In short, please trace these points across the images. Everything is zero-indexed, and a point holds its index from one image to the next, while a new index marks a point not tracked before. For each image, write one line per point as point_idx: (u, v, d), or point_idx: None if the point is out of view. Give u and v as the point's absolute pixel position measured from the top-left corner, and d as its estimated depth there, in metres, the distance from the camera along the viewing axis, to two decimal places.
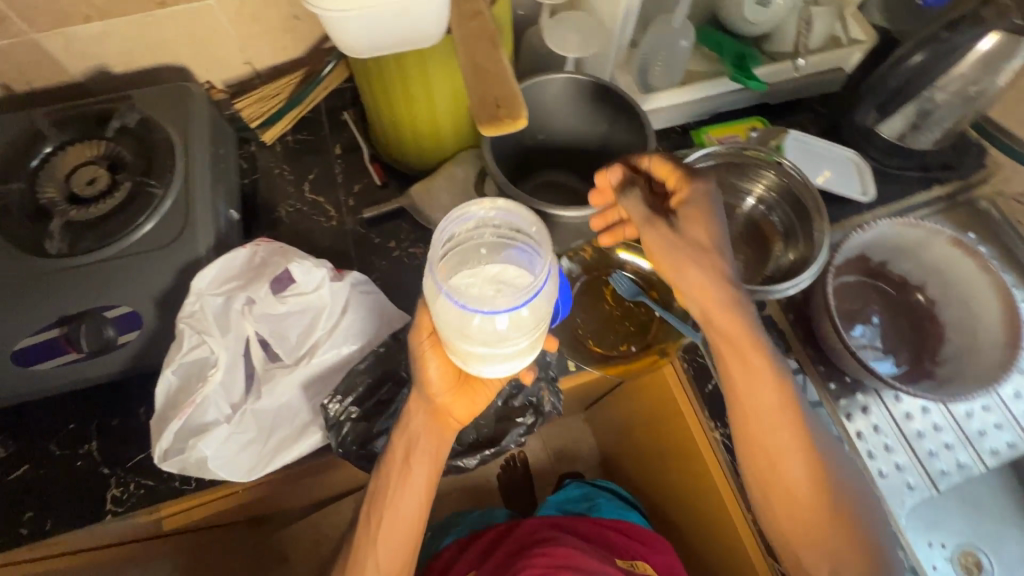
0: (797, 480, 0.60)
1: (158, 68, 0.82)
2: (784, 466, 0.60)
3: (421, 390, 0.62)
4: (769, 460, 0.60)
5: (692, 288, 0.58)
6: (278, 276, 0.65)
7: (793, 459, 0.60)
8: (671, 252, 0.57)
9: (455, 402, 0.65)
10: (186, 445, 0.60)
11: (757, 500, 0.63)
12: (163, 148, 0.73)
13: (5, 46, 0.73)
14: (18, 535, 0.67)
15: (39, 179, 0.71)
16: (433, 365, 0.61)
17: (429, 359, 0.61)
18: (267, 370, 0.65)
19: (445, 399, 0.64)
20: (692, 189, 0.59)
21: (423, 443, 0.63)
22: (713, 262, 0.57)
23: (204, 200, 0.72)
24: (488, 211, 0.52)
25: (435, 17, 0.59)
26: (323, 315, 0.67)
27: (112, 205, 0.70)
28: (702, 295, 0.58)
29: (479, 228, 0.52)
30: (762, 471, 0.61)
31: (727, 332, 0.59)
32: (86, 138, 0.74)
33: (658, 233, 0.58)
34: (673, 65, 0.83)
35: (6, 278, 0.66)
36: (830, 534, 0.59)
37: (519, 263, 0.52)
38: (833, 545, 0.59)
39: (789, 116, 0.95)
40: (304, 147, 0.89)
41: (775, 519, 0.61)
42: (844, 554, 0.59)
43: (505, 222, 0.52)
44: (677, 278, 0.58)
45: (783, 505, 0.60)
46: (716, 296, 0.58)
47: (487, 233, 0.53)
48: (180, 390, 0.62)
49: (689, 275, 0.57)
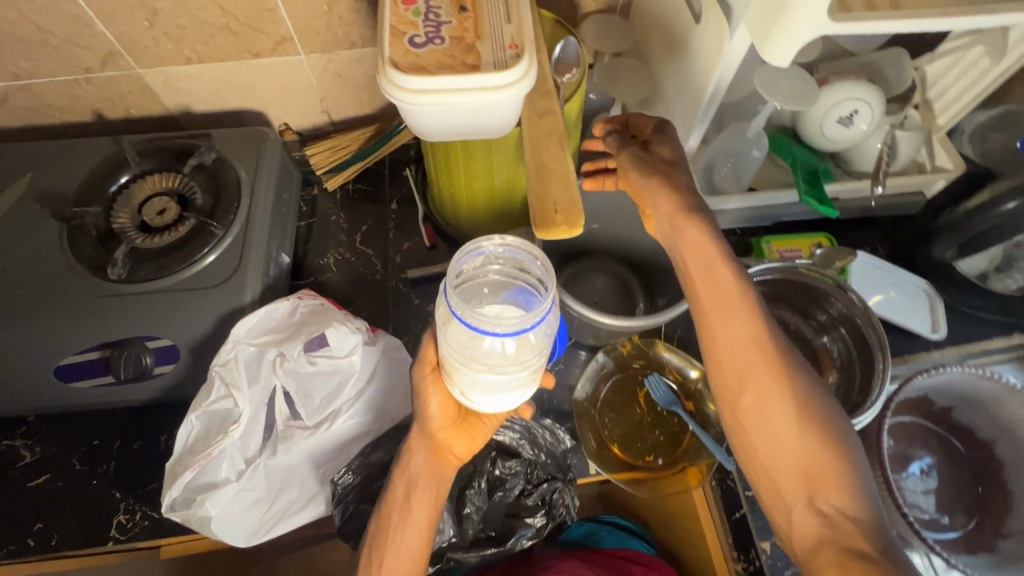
0: (782, 422, 0.49)
1: (242, 108, 0.87)
2: (766, 419, 0.49)
3: (422, 425, 0.57)
4: (738, 375, 0.51)
5: (662, 204, 0.56)
6: (315, 336, 0.66)
7: (773, 395, 0.49)
8: (641, 177, 0.58)
9: (454, 438, 0.59)
10: (193, 495, 0.60)
11: (727, 428, 0.52)
12: (231, 189, 0.76)
13: (112, 77, 0.78)
14: (25, 545, 0.69)
15: (116, 205, 0.75)
16: (434, 400, 0.56)
17: (431, 395, 0.56)
18: (287, 429, 0.65)
19: (448, 435, 0.58)
20: (662, 126, 0.62)
21: (424, 482, 0.58)
22: (679, 185, 0.56)
23: (259, 245, 0.74)
24: (498, 247, 0.51)
25: (509, 113, 0.56)
26: (350, 381, 0.67)
27: (174, 238, 0.73)
28: (673, 213, 0.55)
29: (487, 264, 0.51)
30: (743, 411, 0.50)
31: (702, 261, 0.54)
32: (165, 171, 0.78)
33: (634, 163, 0.59)
34: (741, 173, 0.81)
35: (67, 295, 0.69)
36: (827, 467, 0.47)
37: (524, 299, 0.51)
38: (829, 477, 0.47)
39: (859, 233, 0.90)
40: (362, 197, 0.91)
41: (746, 444, 0.50)
42: (830, 477, 0.47)
43: (511, 258, 0.51)
44: (648, 202, 0.57)
45: (754, 421, 0.50)
46: (690, 234, 0.54)
47: (493, 271, 0.52)
48: (200, 436, 0.62)
49: (661, 196, 0.56)
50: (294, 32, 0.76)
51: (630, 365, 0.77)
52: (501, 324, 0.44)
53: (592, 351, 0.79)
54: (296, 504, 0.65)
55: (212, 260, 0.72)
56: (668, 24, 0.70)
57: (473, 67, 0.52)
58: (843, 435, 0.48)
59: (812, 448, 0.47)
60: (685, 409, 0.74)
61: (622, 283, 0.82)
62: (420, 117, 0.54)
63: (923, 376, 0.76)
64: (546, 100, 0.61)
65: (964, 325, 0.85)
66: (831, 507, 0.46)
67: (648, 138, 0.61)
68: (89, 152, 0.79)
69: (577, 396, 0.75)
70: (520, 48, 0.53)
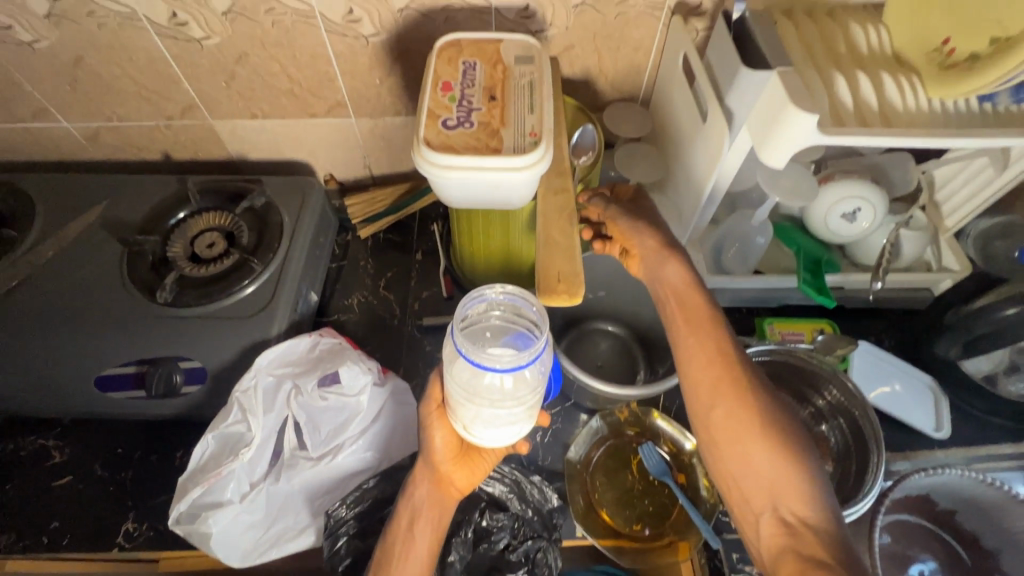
0: (749, 432, 0.53)
1: (294, 158, 0.96)
2: (735, 423, 0.54)
3: (426, 457, 0.61)
4: (711, 390, 0.55)
5: (648, 243, 0.65)
6: (328, 372, 0.72)
7: (741, 408, 0.54)
8: (627, 222, 0.67)
9: (456, 472, 0.63)
10: (199, 511, 0.64)
11: (701, 440, 0.56)
12: (274, 230, 0.84)
13: (188, 125, 0.90)
14: (39, 542, 0.73)
15: (173, 236, 0.85)
16: (438, 434, 0.61)
17: (435, 429, 0.61)
18: (293, 457, 0.69)
19: (450, 466, 0.62)
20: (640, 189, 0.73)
21: (426, 513, 0.61)
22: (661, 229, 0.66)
23: (291, 282, 0.81)
24: (499, 294, 0.57)
25: (525, 191, 0.63)
26: (356, 417, 0.71)
27: (218, 270, 0.81)
28: (657, 250, 0.64)
29: (489, 310, 0.56)
30: (714, 423, 0.54)
31: (683, 291, 0.61)
32: (219, 210, 0.87)
33: (624, 213, 0.68)
34: (747, 256, 0.84)
35: (118, 313, 0.77)
36: (790, 474, 0.51)
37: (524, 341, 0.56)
38: (790, 486, 0.50)
39: (866, 323, 0.92)
40: (391, 245, 0.98)
41: (719, 454, 0.54)
42: (793, 484, 0.51)
43: (511, 304, 0.56)
44: (634, 241, 0.66)
45: (725, 431, 0.54)
46: (672, 267, 0.62)
47: (495, 316, 0.57)
48: (213, 455, 0.67)
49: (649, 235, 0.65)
50: (347, 99, 0.86)
51: (625, 431, 0.79)
52: (501, 362, 0.48)
53: (591, 414, 0.82)
54: (289, 530, 0.68)
55: (248, 292, 0.79)
56: (677, 118, 0.77)
57: (495, 150, 0.59)
58: (803, 446, 0.53)
59: (777, 457, 0.51)
60: (676, 481, 0.75)
61: (626, 348, 0.86)
62: (447, 188, 0.61)
63: (921, 474, 0.73)
64: (561, 179, 0.67)
65: (971, 426, 0.84)
66: (792, 515, 0.50)
67: (629, 197, 0.72)
68: (158, 188, 0.89)
69: (571, 457, 0.77)
70: (538, 135, 0.60)
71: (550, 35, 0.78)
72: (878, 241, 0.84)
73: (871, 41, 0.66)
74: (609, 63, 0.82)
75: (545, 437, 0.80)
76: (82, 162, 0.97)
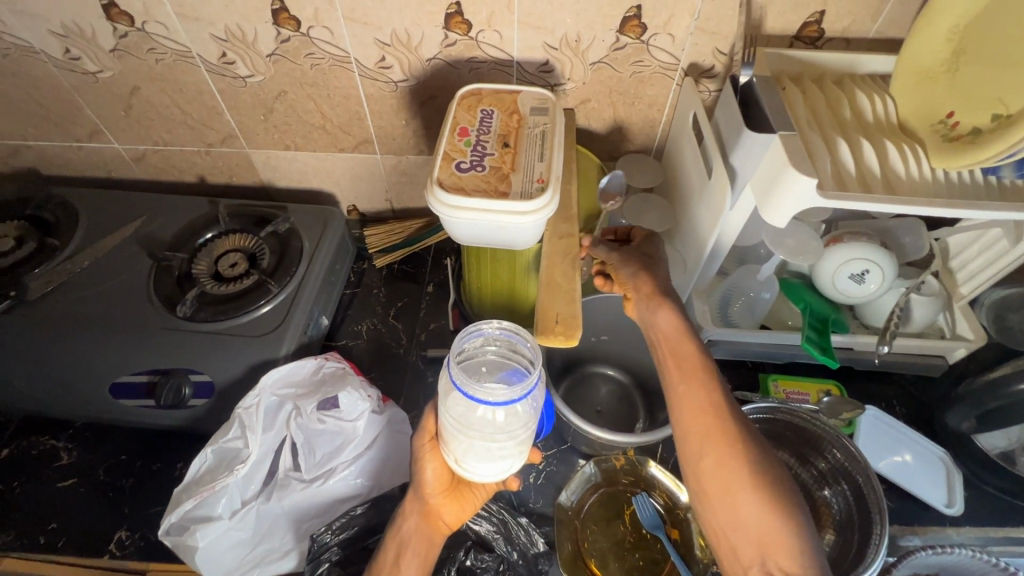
0: (738, 482, 0.52)
1: (320, 188, 1.02)
2: (724, 472, 0.52)
3: (416, 489, 0.62)
4: (700, 437, 0.54)
5: (643, 289, 0.66)
6: (328, 396, 0.73)
7: (730, 458, 0.53)
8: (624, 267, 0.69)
9: (445, 507, 0.63)
10: (188, 525, 0.65)
11: (691, 488, 0.55)
12: (293, 255, 0.88)
13: (226, 152, 0.96)
14: (35, 542, 0.75)
15: (198, 255, 0.90)
16: (430, 467, 0.62)
17: (427, 460, 0.62)
18: (286, 477, 0.70)
19: (439, 500, 0.63)
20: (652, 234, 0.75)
21: (413, 547, 0.60)
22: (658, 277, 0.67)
23: (304, 306, 0.84)
24: (495, 331, 0.58)
25: (531, 234, 0.65)
26: (351, 443, 0.72)
27: (237, 289, 0.85)
28: (650, 297, 0.64)
29: (485, 345, 0.58)
30: (703, 473, 0.54)
31: (675, 339, 0.60)
32: (244, 233, 0.92)
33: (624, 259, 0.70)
34: (754, 309, 0.84)
35: (140, 323, 0.81)
36: (778, 527, 0.49)
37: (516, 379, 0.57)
38: (779, 539, 0.49)
39: (877, 386, 0.89)
40: (404, 277, 1.02)
41: (708, 503, 0.53)
42: (781, 538, 0.49)
43: (506, 340, 0.58)
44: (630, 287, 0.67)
45: (714, 481, 0.53)
46: (664, 316, 0.62)
47: (490, 351, 0.58)
48: (209, 468, 0.69)
49: (645, 282, 0.66)
50: (374, 136, 0.91)
51: (619, 479, 0.78)
52: (493, 393, 0.49)
53: (587, 459, 0.81)
54: (273, 551, 0.68)
55: (262, 313, 0.82)
56: (686, 172, 0.79)
57: (503, 193, 0.62)
58: (793, 497, 0.51)
59: (765, 508, 0.50)
60: (669, 536, 0.73)
61: (626, 395, 0.86)
62: (456, 228, 0.64)
63: (927, 551, 0.70)
64: (567, 224, 0.70)
65: (988, 505, 0.79)
66: (780, 570, 0.49)
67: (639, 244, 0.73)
68: (192, 209, 0.95)
69: (563, 502, 0.75)
70: (545, 182, 0.63)
71: (567, 87, 0.82)
72: (888, 304, 0.82)
73: (877, 109, 0.68)
74: (624, 117, 0.86)
75: (538, 479, 0.80)
76: (128, 181, 1.04)
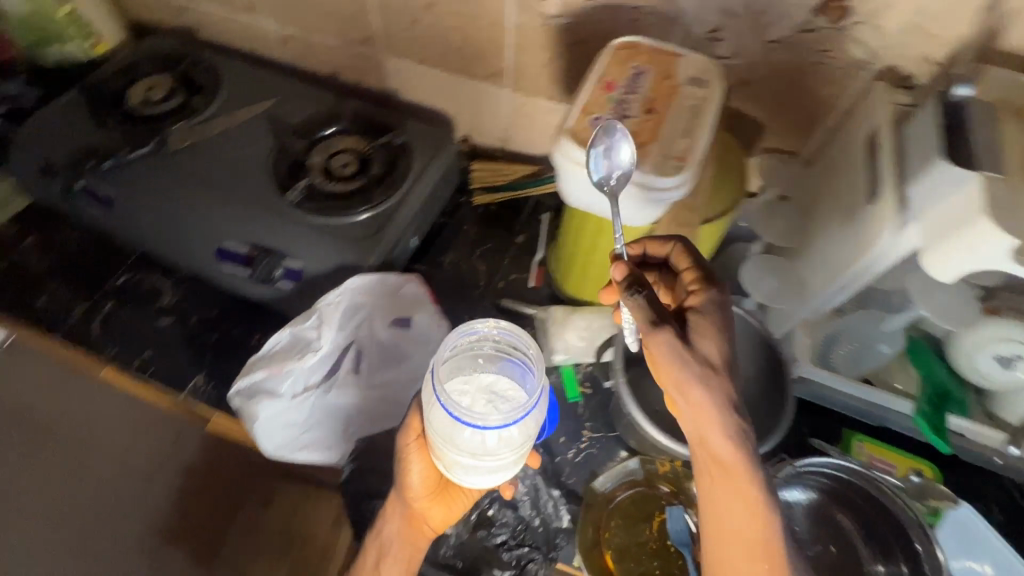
0: None
1: (439, 110, 0.99)
2: None
3: (403, 491, 0.64)
4: None
5: (688, 402, 0.52)
6: (405, 316, 0.77)
7: None
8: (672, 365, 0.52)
9: (430, 508, 0.65)
10: (254, 391, 0.70)
11: None
12: (401, 171, 0.89)
13: (362, 52, 0.96)
14: (131, 364, 0.85)
15: (316, 147, 0.92)
16: (416, 467, 0.64)
17: (413, 460, 0.64)
18: (347, 378, 0.75)
19: (424, 504, 0.65)
20: (709, 283, 0.58)
21: (396, 550, 0.64)
22: (717, 383, 0.52)
23: (400, 223, 0.85)
24: (492, 328, 0.58)
25: (648, 213, 0.60)
26: (412, 365, 0.77)
27: (343, 190, 0.87)
28: (702, 414, 0.51)
29: (480, 342, 0.58)
30: None
31: (725, 472, 0.51)
32: (361, 136, 0.93)
33: (673, 343, 0.52)
34: (861, 361, 0.77)
35: (253, 198, 0.86)
36: None
37: (512, 377, 0.57)
38: None
39: (981, 485, 0.77)
40: (498, 221, 1.00)
41: None
42: None
43: (505, 338, 0.57)
44: (677, 395, 0.53)
45: None
46: (721, 441, 0.51)
47: (487, 347, 0.58)
48: (282, 349, 0.72)
49: (696, 398, 0.51)
50: (507, 69, 0.87)
51: (658, 484, 0.75)
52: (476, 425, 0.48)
53: (631, 454, 0.78)
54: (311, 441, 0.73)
55: (358, 219, 0.84)
56: (829, 198, 0.71)
57: (635, 162, 0.57)
58: None
59: None
60: (695, 557, 0.69)
61: None
62: (569, 182, 0.60)
63: None
64: (688, 213, 0.66)
65: None
66: None
67: (696, 295, 0.58)
68: (319, 101, 0.97)
69: (596, 485, 0.74)
70: (684, 161, 0.57)
71: (730, 63, 0.73)
72: None
73: None
74: (784, 111, 0.76)
75: (577, 456, 0.78)
76: (267, 60, 1.07)
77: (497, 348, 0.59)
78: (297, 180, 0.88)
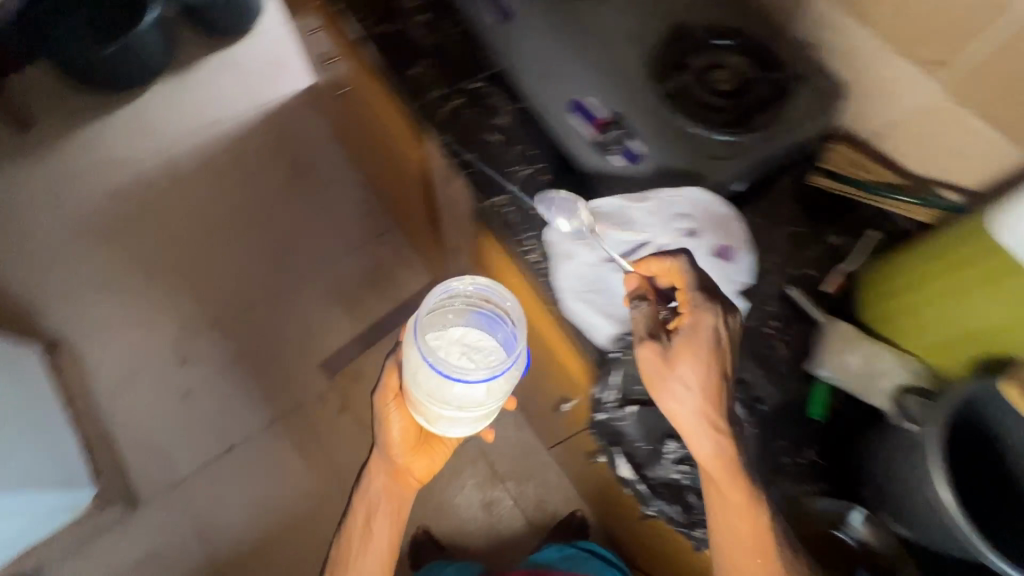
0: None
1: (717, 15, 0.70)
2: None
3: (385, 452, 0.78)
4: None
5: (688, 429, 0.59)
6: (686, 215, 0.65)
7: None
8: (662, 387, 0.59)
9: (415, 462, 0.79)
10: (492, 300, 0.62)
11: None
12: (563, 107, 0.67)
13: None
14: None
15: (489, 32, 0.72)
16: (397, 421, 0.75)
17: (394, 415, 0.75)
18: (626, 269, 0.66)
19: (408, 458, 0.78)
20: (699, 314, 0.58)
21: (383, 503, 0.77)
22: (711, 415, 0.58)
23: (531, 181, 0.69)
24: (466, 286, 0.62)
25: None
26: (701, 257, 0.66)
27: (488, 120, 0.72)
28: (705, 436, 0.58)
29: (450, 298, 0.62)
30: None
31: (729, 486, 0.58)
32: (548, 29, 0.69)
33: (676, 374, 0.58)
34: None
35: (400, 91, 0.74)
36: None
37: (482, 329, 0.63)
38: None
39: None
40: (693, 179, 0.66)
41: None
42: None
43: (478, 293, 0.62)
44: (688, 440, 0.59)
45: None
46: (706, 447, 0.58)
47: (458, 302, 0.62)
48: (547, 226, 0.66)
49: (695, 434, 0.59)
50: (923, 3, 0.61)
51: None
52: (465, 372, 0.55)
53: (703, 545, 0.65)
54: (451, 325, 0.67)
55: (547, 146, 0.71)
56: None
57: None
58: None
59: None
60: None
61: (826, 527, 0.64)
62: None
63: None
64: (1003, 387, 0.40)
65: None
66: None
67: (685, 326, 0.59)
68: None
69: None
70: None
71: None
72: None
73: None
74: None
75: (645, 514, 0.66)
76: None
77: (467, 304, 0.63)
78: (450, 86, 0.74)
